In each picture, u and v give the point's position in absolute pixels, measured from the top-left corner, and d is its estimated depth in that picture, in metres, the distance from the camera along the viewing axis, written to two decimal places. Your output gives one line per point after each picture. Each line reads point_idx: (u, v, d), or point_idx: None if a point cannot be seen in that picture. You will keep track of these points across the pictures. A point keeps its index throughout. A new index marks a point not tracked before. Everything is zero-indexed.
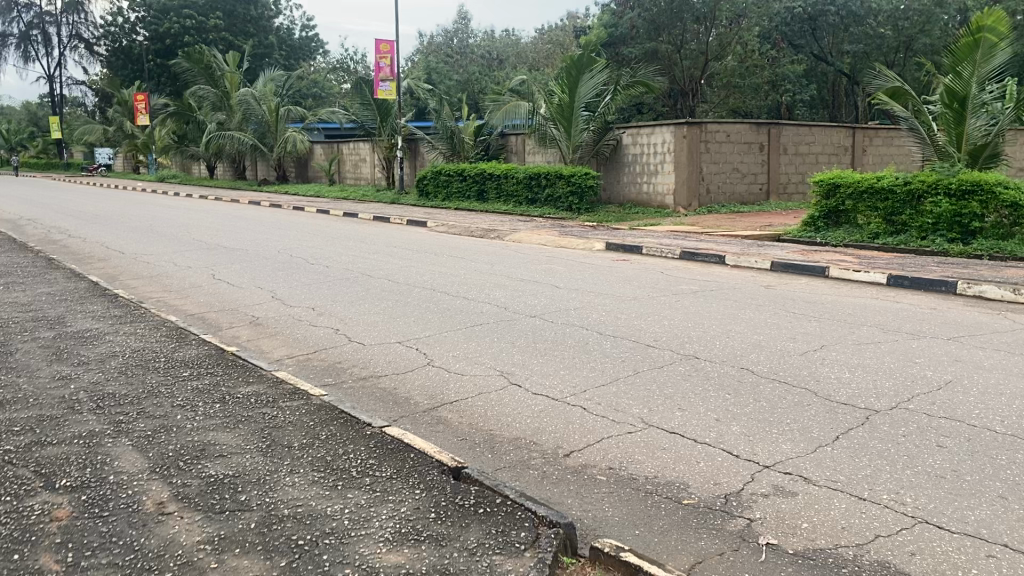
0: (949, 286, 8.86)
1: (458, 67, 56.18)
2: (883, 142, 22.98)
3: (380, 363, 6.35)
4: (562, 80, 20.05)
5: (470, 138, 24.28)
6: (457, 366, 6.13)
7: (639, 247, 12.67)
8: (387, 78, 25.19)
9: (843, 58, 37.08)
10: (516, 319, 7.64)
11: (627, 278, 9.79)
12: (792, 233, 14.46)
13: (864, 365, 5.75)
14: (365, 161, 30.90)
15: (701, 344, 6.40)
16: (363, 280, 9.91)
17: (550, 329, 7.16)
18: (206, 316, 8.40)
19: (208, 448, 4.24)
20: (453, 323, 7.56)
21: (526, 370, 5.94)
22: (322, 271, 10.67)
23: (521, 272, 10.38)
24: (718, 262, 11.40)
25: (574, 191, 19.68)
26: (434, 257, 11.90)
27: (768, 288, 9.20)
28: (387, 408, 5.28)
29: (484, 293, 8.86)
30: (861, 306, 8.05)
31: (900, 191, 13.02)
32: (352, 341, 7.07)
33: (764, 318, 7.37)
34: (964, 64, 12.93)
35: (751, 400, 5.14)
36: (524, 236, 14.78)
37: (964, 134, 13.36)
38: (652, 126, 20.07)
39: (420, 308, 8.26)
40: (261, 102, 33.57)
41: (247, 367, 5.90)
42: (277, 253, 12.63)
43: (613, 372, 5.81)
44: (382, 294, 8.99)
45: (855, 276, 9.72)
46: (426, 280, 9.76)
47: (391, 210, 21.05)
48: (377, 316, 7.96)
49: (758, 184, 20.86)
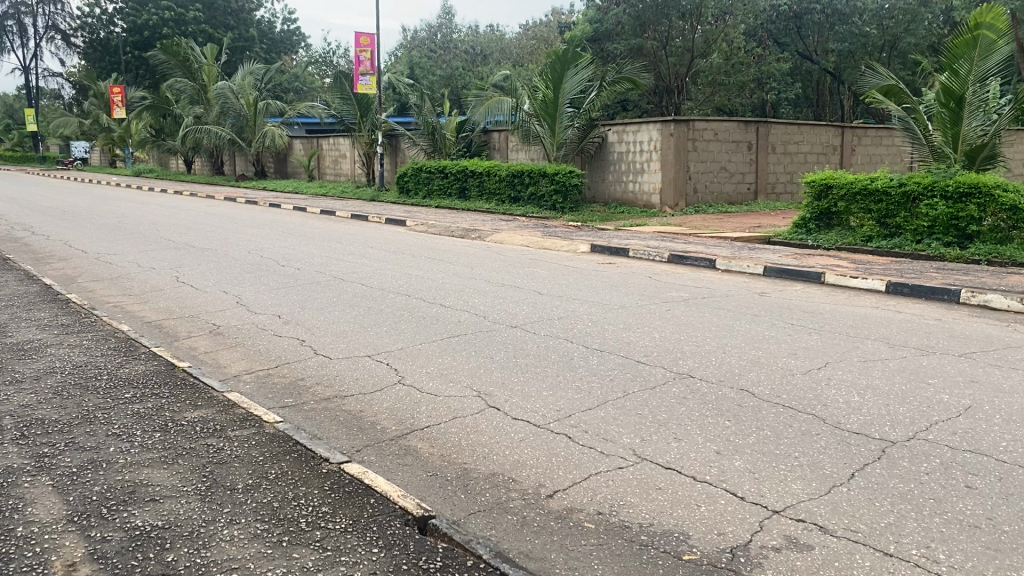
0: (952, 295, 8.44)
1: (442, 61, 55.63)
2: (872, 142, 22.68)
3: (347, 381, 5.82)
4: (546, 76, 19.56)
5: (452, 134, 23.62)
6: (430, 386, 5.61)
7: (625, 250, 12.18)
8: (368, 72, 24.58)
9: (828, 56, 36.87)
10: (496, 329, 7.12)
11: (614, 285, 9.29)
12: (782, 235, 14.03)
13: (873, 387, 5.29)
14: (345, 157, 30.31)
15: (695, 361, 5.91)
16: (334, 285, 9.37)
17: (531, 342, 6.64)
18: (163, 325, 7.81)
19: (138, 490, 3.69)
20: (429, 334, 7.05)
21: (506, 391, 5.41)
22: (292, 275, 10.10)
23: (502, 276, 9.89)
24: (709, 266, 10.93)
25: (558, 190, 19.17)
26: (411, 259, 11.35)
27: (761, 295, 8.75)
28: (351, 435, 4.75)
29: (463, 300, 8.35)
30: (862, 317, 7.59)
31: (895, 193, 12.60)
32: (318, 354, 6.54)
33: (761, 331, 6.88)
34: (962, 61, 12.56)
35: (753, 429, 4.65)
36: (506, 236, 14.26)
37: (961, 134, 12.90)
38: (638, 124, 19.60)
39: (394, 317, 7.74)
40: (238, 96, 32.86)
41: (197, 387, 5.33)
42: (249, 254, 12.07)
43: (600, 393, 5.30)
44: (354, 301, 8.45)
45: (853, 282, 9.27)
46: (401, 285, 9.23)
47: (371, 208, 20.46)
48: (347, 326, 7.42)
49: (745, 183, 20.45)
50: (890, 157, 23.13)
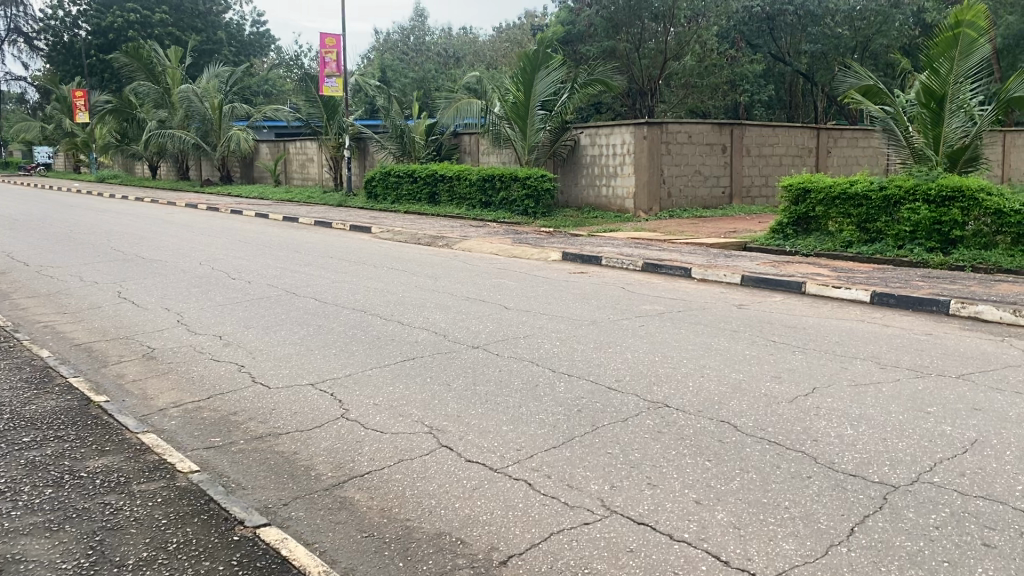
0: (940, 306, 7.98)
1: (415, 62, 55.05)
2: (848, 144, 22.33)
3: (284, 416, 5.23)
4: (516, 78, 19.10)
5: (421, 138, 23.07)
6: (377, 421, 5.02)
7: (597, 258, 11.64)
8: (333, 73, 23.93)
9: (801, 58, 36.67)
10: (455, 351, 6.54)
11: (584, 297, 8.75)
12: (759, 240, 13.59)
13: (865, 418, 4.78)
14: (312, 161, 29.63)
15: (671, 387, 5.36)
16: (285, 300, 8.76)
17: (492, 365, 6.07)
18: (93, 348, 7.14)
19: (8, 569, 3.08)
20: (382, 357, 6.46)
21: (461, 427, 4.84)
22: (242, 290, 9.48)
23: (467, 288, 9.33)
24: (684, 275, 10.40)
25: (529, 194, 18.65)
26: (371, 270, 10.73)
27: (740, 308, 8.24)
28: (281, 488, 4.15)
29: (421, 316, 7.77)
30: (848, 332, 7.10)
31: (875, 198, 12.19)
32: (256, 383, 5.93)
33: (741, 349, 6.35)
34: (943, 61, 12.19)
35: (736, 470, 4.12)
36: (474, 244, 13.69)
37: (942, 136, 12.50)
38: (610, 127, 19.11)
39: (343, 337, 7.14)
40: (203, 99, 32.03)
41: (110, 428, 4.69)
42: (202, 265, 11.43)
43: (566, 428, 4.72)
44: (305, 319, 7.85)
45: (836, 292, 8.79)
46: (356, 299, 8.64)
47: (336, 214, 19.81)
48: (292, 348, 6.81)
49: (720, 187, 20.02)
50: (866, 159, 22.81)
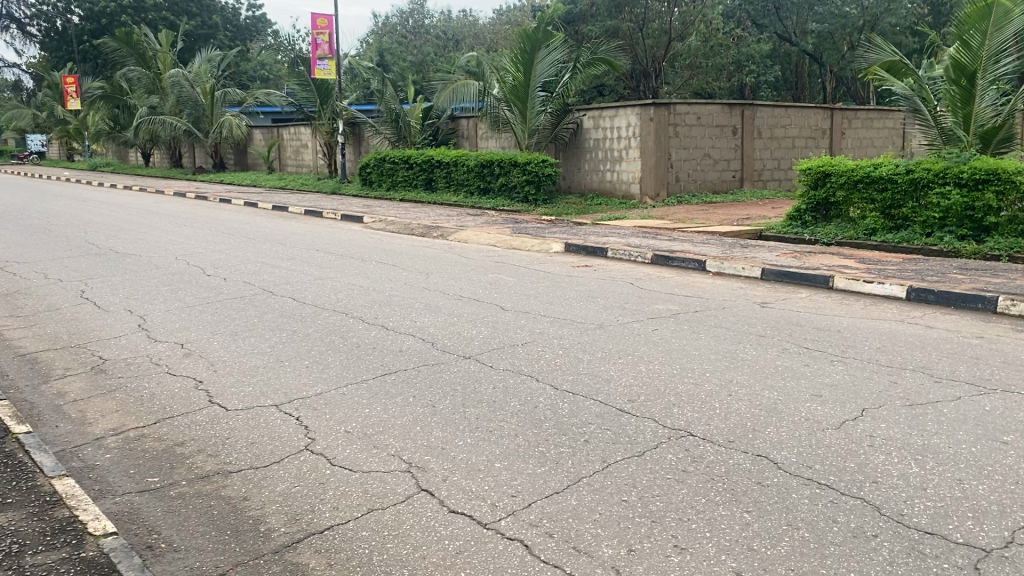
0: (986, 303, 7.17)
1: (413, 46, 53.88)
2: (863, 125, 21.46)
3: (239, 448, 4.44)
4: (515, 57, 18.17)
5: (417, 122, 22.11)
6: (347, 456, 4.22)
7: (603, 249, 10.82)
8: (326, 56, 23.02)
9: (807, 38, 35.65)
10: (444, 361, 5.73)
11: (590, 295, 7.95)
12: (775, 228, 12.76)
13: (931, 448, 3.99)
14: (307, 148, 28.83)
15: (694, 410, 4.57)
16: (259, 300, 7.97)
17: (485, 380, 5.25)
18: (37, 359, 6.36)
19: None
20: (361, 369, 5.65)
21: (447, 463, 4.05)
22: (214, 288, 8.69)
23: (461, 285, 8.54)
24: (698, 267, 9.59)
25: (530, 180, 17.78)
26: (358, 264, 9.90)
27: (763, 307, 7.45)
28: (220, 552, 3.36)
29: (408, 320, 6.96)
30: (886, 336, 6.31)
31: (901, 181, 11.35)
32: (212, 404, 5.15)
33: (772, 360, 5.55)
34: (974, 32, 11.31)
35: (783, 526, 3.33)
36: (470, 234, 12.88)
37: (973, 114, 11.64)
38: (615, 109, 18.20)
39: (319, 344, 6.34)
40: (195, 84, 31.17)
41: (21, 471, 3.91)
42: (180, 260, 10.66)
43: (572, 467, 3.93)
44: (280, 323, 7.04)
45: (867, 288, 7.98)
46: (337, 299, 7.83)
47: (328, 202, 19.00)
48: (259, 360, 6.02)
49: (731, 170, 19.18)
50: (881, 141, 21.99)
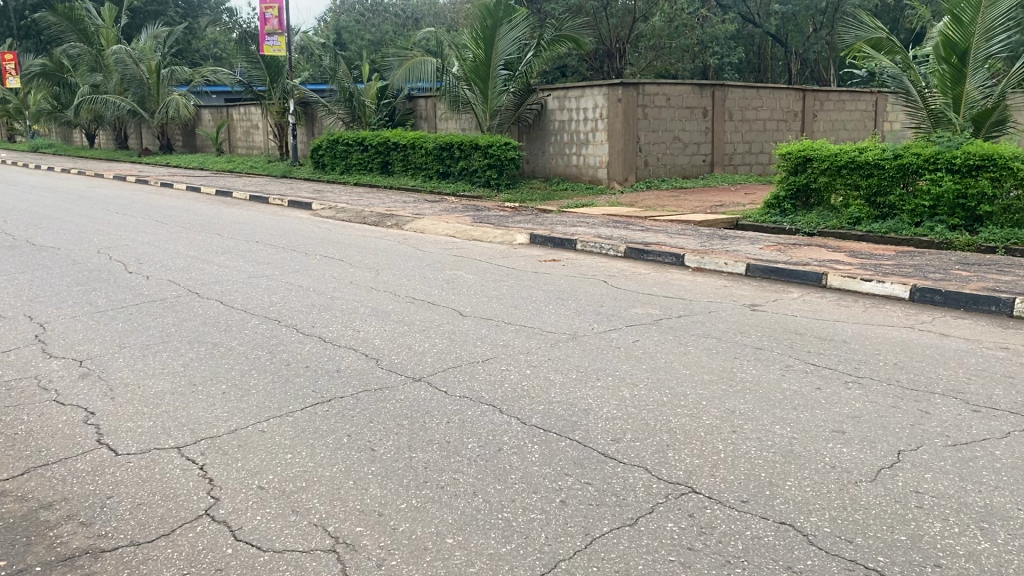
0: (1002, 305, 6.43)
1: (371, 24, 52.27)
2: (834, 107, 20.83)
3: (120, 514, 3.45)
4: (475, 33, 17.19)
5: (372, 101, 21.01)
6: (257, 526, 3.29)
7: (571, 241, 9.94)
8: (275, 31, 21.69)
9: (770, 19, 35.02)
10: (389, 386, 4.78)
11: (559, 296, 7.06)
12: (752, 216, 11.99)
13: (999, 513, 3.16)
14: (258, 128, 27.57)
15: (694, 455, 3.71)
16: (182, 305, 6.94)
17: (437, 413, 4.33)
18: None
19: None
20: (288, 397, 4.68)
21: (385, 539, 3.13)
22: (132, 290, 7.62)
23: (413, 284, 7.59)
24: (676, 263, 8.75)
25: (492, 164, 16.82)
26: (300, 260, 8.88)
27: (754, 309, 6.63)
28: None
29: (351, 329, 6.01)
30: (898, 346, 5.53)
31: (888, 167, 10.63)
32: (100, 449, 4.13)
33: (777, 382, 4.71)
34: (965, 7, 10.58)
35: None
36: (427, 223, 11.91)
37: (964, 96, 10.93)
38: (580, 88, 17.30)
39: (242, 362, 5.36)
40: (139, 62, 29.54)
41: None
42: (102, 254, 9.58)
43: (545, 543, 3.04)
44: (201, 335, 6.04)
45: (865, 287, 7.21)
46: (270, 304, 6.83)
47: (277, 187, 17.85)
48: (172, 383, 5.04)
49: (701, 154, 18.41)
50: (853, 123, 21.33)
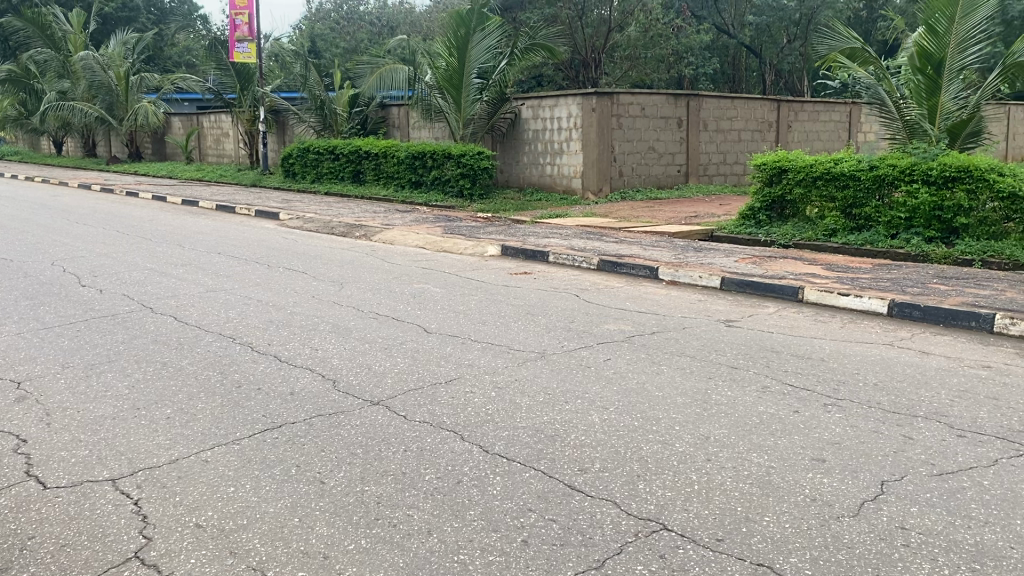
0: (981, 321, 6.28)
1: (347, 33, 51.84)
2: (808, 118, 20.82)
3: (40, 560, 3.14)
4: (447, 41, 16.90)
5: (343, 109, 20.70)
6: (189, 571, 3.01)
7: (542, 253, 9.71)
8: (245, 38, 21.32)
9: (745, 30, 35.07)
10: (344, 410, 4.50)
11: (530, 311, 6.81)
12: (727, 227, 11.83)
13: (990, 553, 2.94)
14: (228, 136, 27.18)
15: (665, 487, 3.48)
16: (133, 322, 6.61)
17: (394, 440, 4.06)
18: None
19: None
20: (236, 423, 4.39)
21: None
22: (82, 305, 7.26)
23: (378, 299, 7.31)
24: (649, 276, 8.54)
25: (465, 173, 16.57)
26: (262, 273, 8.57)
27: (729, 325, 6.43)
28: None
29: (309, 347, 5.73)
30: (876, 364, 5.35)
31: (864, 178, 10.52)
32: (26, 482, 3.82)
33: (754, 404, 4.49)
34: (940, 17, 10.55)
35: None
36: (396, 234, 11.64)
37: (939, 106, 10.86)
38: (555, 98, 17.12)
39: (192, 384, 5.06)
40: (108, 68, 29.00)
41: None
42: (56, 266, 9.19)
43: None
44: (151, 354, 5.71)
45: (842, 302, 7.04)
46: (226, 320, 6.52)
47: (245, 196, 17.47)
48: (112, 407, 4.72)
49: (676, 164, 18.28)
50: (827, 134, 21.32)
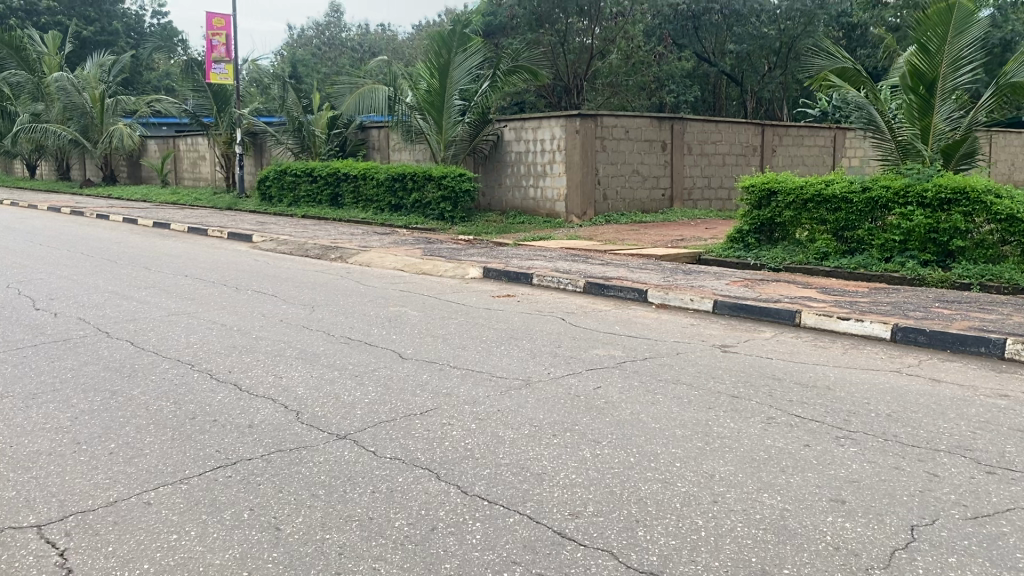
0: (991, 346, 5.93)
1: (329, 60, 51.45)
2: (793, 142, 20.65)
3: None
4: (429, 62, 16.71)
5: (322, 131, 20.29)
6: None
7: (525, 275, 9.31)
8: (222, 59, 20.97)
9: (726, 58, 34.61)
10: (308, 446, 4.05)
11: (513, 336, 6.39)
12: (716, 250, 11.49)
13: None
14: (205, 160, 26.74)
15: (669, 534, 3.06)
16: (86, 347, 6.13)
17: (362, 480, 3.61)
18: None
19: None
20: (186, 459, 3.94)
21: None
22: (31, 330, 6.76)
23: (351, 322, 6.89)
24: (638, 299, 8.16)
25: (446, 195, 16.21)
26: (229, 296, 8.11)
27: (725, 351, 6.03)
28: None
29: (275, 374, 5.28)
30: (886, 392, 4.96)
31: (856, 200, 10.23)
32: None
33: (761, 438, 4.09)
34: (932, 35, 10.28)
35: None
36: (373, 255, 11.21)
37: (931, 126, 10.63)
38: (537, 120, 16.83)
39: (143, 415, 4.59)
40: (83, 90, 28.44)
41: None
42: (10, 288, 8.68)
43: None
44: (100, 382, 5.24)
45: (842, 326, 6.68)
46: (185, 345, 6.05)
47: (219, 218, 16.98)
48: (51, 442, 4.24)
49: (660, 188, 18.01)
50: (811, 160, 21.15)
